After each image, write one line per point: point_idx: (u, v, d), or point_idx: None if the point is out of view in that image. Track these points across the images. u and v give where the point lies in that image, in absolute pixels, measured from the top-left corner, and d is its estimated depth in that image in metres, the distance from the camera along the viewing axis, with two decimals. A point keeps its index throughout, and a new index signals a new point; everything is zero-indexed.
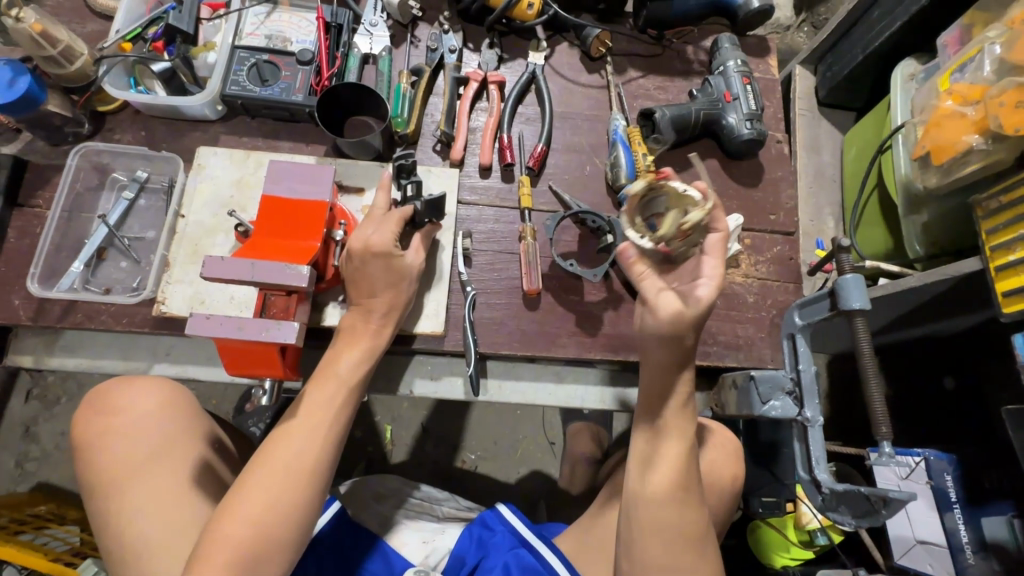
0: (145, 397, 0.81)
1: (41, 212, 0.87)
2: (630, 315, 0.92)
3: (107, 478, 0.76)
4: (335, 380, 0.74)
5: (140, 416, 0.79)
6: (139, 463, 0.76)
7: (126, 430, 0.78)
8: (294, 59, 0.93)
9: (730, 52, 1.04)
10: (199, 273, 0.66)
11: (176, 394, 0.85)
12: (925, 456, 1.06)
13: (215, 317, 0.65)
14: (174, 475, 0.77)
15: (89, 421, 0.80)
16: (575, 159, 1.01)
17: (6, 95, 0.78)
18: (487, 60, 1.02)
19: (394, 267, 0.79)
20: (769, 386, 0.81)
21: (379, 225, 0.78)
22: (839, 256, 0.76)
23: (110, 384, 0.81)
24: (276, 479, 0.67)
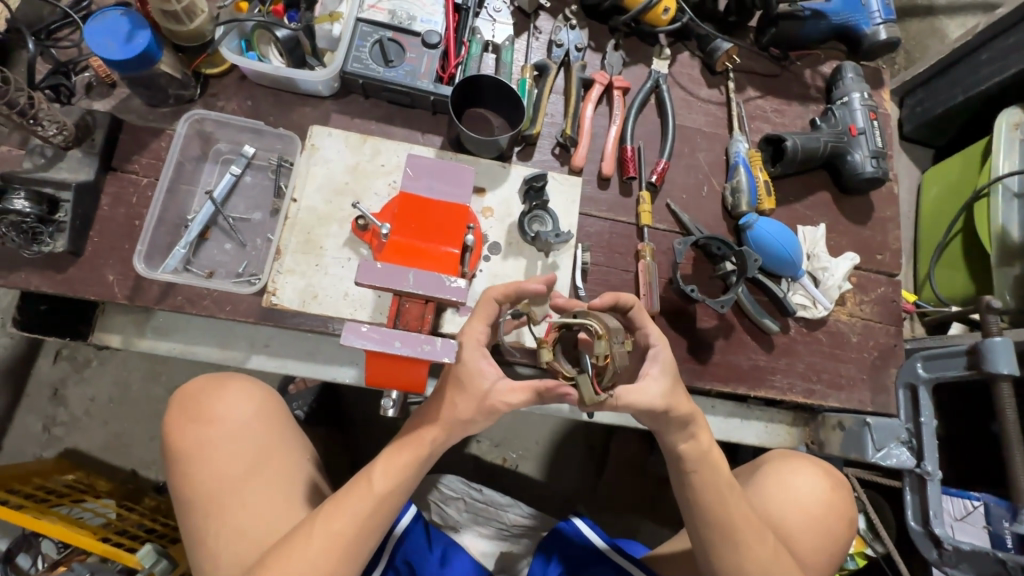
0: (245, 404, 0.80)
1: (138, 179, 0.80)
2: (740, 346, 0.91)
3: (195, 475, 0.76)
4: (366, 496, 0.68)
5: (236, 424, 0.79)
6: (229, 474, 0.75)
7: (222, 434, 0.78)
8: (421, 41, 0.86)
9: (855, 84, 1.01)
10: (355, 278, 0.62)
11: (272, 403, 0.84)
12: (986, 500, 0.93)
13: (371, 327, 0.61)
14: (258, 482, 0.76)
15: (181, 421, 0.79)
16: (692, 177, 0.97)
17: (123, 51, 0.70)
18: (612, 62, 0.97)
19: (475, 375, 0.66)
20: (885, 433, 0.84)
21: (470, 325, 0.69)
22: (987, 318, 0.84)
23: (208, 385, 0.81)
24: (337, 527, 0.66)
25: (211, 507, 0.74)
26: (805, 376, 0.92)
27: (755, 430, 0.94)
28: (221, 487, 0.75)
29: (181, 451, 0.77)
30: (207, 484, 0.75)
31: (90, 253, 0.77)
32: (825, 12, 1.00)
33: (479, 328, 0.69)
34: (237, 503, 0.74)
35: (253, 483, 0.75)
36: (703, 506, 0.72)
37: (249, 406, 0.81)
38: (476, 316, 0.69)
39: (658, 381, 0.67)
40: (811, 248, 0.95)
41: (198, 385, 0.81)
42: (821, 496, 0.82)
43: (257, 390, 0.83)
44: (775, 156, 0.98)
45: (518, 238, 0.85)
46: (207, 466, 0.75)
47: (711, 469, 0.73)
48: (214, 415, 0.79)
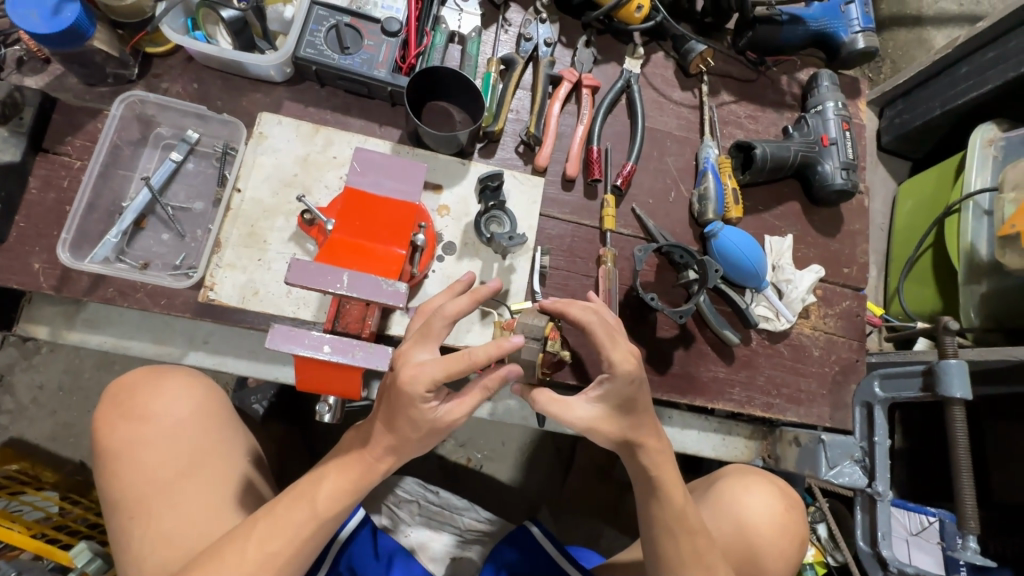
0: (183, 401, 0.75)
1: (70, 162, 0.75)
2: (700, 356, 0.89)
3: (123, 474, 0.71)
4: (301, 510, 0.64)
5: (170, 423, 0.74)
6: (158, 477, 0.71)
7: (154, 434, 0.73)
8: (380, 28, 0.82)
9: (830, 92, 0.99)
10: (283, 278, 0.58)
11: (214, 401, 0.79)
12: (942, 517, 0.91)
13: (299, 332, 0.59)
14: (193, 483, 0.72)
15: (112, 417, 0.74)
16: (660, 182, 0.95)
17: (48, 25, 0.66)
18: (582, 59, 0.94)
19: (425, 416, 0.59)
20: (838, 451, 0.83)
21: (427, 368, 0.57)
22: (943, 337, 0.81)
23: (141, 378, 0.76)
24: (272, 536, 0.63)
25: (137, 510, 0.70)
26: (765, 391, 0.91)
27: (712, 442, 0.92)
28: (148, 489, 0.70)
29: (110, 449, 0.73)
30: (135, 484, 0.71)
31: (15, 239, 0.72)
32: (802, 18, 0.99)
33: (421, 354, 0.58)
34: (167, 505, 0.70)
35: (184, 486, 0.71)
36: (651, 533, 0.69)
37: (187, 404, 0.76)
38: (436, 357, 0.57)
39: (591, 406, 0.64)
40: (776, 259, 0.94)
41: (132, 377, 0.76)
42: (770, 512, 0.81)
43: (199, 387, 0.79)
44: (745, 163, 0.96)
45: (474, 239, 0.82)
46: (136, 465, 0.71)
47: (664, 499, 0.68)
48: (147, 412, 0.74)
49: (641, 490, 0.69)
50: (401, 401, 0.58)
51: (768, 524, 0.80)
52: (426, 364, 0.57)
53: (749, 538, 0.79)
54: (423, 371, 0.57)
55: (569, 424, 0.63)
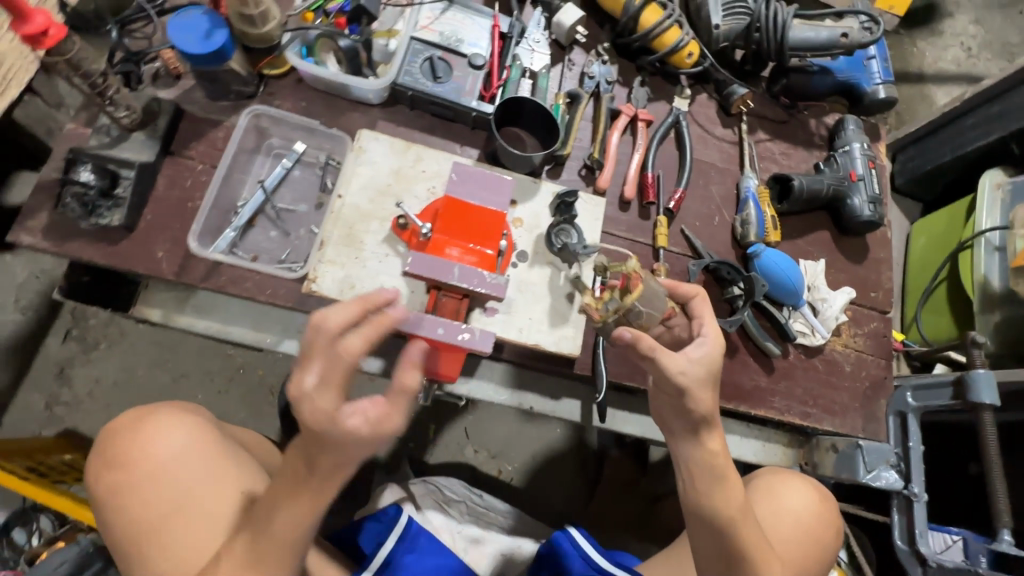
0: (167, 437, 0.78)
1: (194, 165, 0.85)
2: (743, 366, 0.97)
3: (123, 520, 0.74)
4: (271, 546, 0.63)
5: (155, 464, 0.76)
6: (149, 518, 0.73)
7: (141, 475, 0.75)
8: (467, 62, 0.94)
9: (855, 135, 1.11)
10: (407, 269, 0.72)
11: (201, 433, 0.81)
12: (964, 535, 0.97)
13: (421, 315, 0.71)
14: (181, 519, 0.73)
15: (98, 467, 0.77)
16: (706, 207, 1.05)
17: (201, 46, 0.76)
18: (638, 96, 1.05)
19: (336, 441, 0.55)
20: (875, 456, 0.90)
21: (317, 397, 0.54)
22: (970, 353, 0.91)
23: (129, 423, 0.79)
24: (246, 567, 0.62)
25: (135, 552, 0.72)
26: (802, 401, 0.98)
27: (753, 447, 0.99)
28: (143, 530, 0.73)
29: (102, 498, 0.75)
30: (132, 527, 0.73)
31: (142, 229, 0.81)
32: (831, 69, 1.11)
33: (333, 397, 0.55)
34: (162, 544, 0.72)
35: (172, 523, 0.73)
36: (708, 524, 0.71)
37: (174, 440, 0.78)
38: (326, 384, 0.54)
39: (694, 366, 0.67)
40: (812, 280, 1.02)
41: (122, 422, 0.80)
42: (805, 508, 0.87)
43: (184, 422, 0.81)
44: (782, 194, 1.06)
45: (545, 249, 0.91)
46: (132, 507, 0.74)
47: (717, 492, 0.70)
48: (130, 457, 0.76)
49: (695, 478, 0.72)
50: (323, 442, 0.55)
51: (812, 507, 0.87)
52: (313, 393, 0.54)
53: (797, 522, 0.85)
54: (353, 426, 0.55)
55: (675, 377, 0.66)
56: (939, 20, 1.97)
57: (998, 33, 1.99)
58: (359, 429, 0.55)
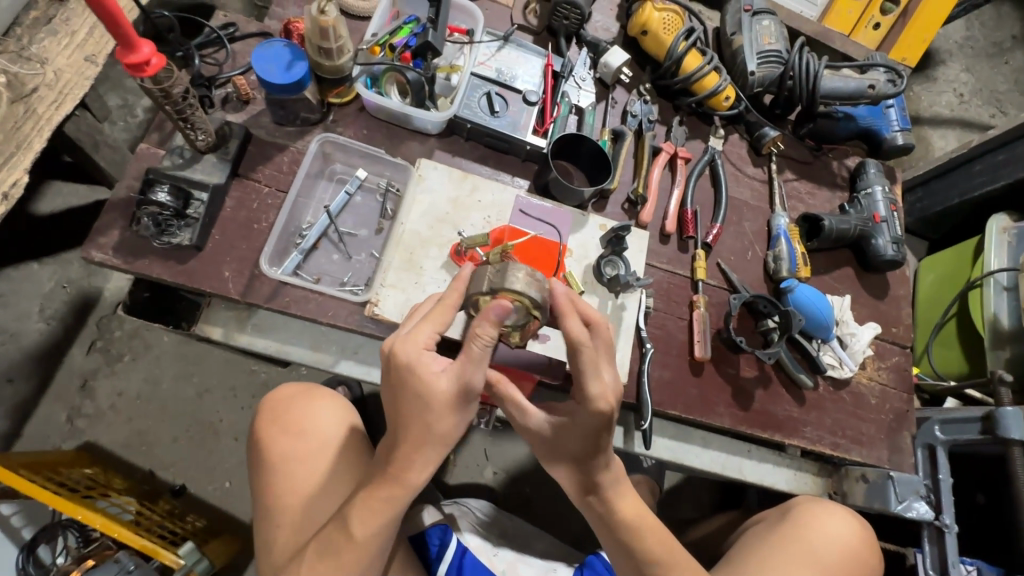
0: (330, 424, 0.84)
1: (260, 187, 0.87)
2: (777, 396, 1.01)
3: (271, 467, 0.81)
4: (350, 548, 0.68)
5: (321, 442, 0.83)
6: (296, 489, 0.79)
7: (306, 450, 0.82)
8: (522, 98, 0.99)
9: (876, 178, 1.17)
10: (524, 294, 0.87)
11: (357, 429, 0.86)
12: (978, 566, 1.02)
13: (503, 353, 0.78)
14: (315, 490, 0.79)
15: (272, 430, 0.83)
16: (740, 242, 1.09)
17: (282, 77, 0.79)
18: (677, 135, 1.11)
19: (425, 382, 0.63)
20: (905, 487, 0.94)
21: (419, 332, 0.65)
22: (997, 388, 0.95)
23: (298, 394, 0.86)
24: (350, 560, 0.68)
25: (273, 513, 0.79)
26: (833, 432, 1.02)
27: (785, 476, 1.03)
28: (289, 488, 0.79)
29: (268, 458, 0.82)
30: (280, 481, 0.80)
31: (210, 249, 0.82)
32: (855, 116, 1.19)
33: (430, 333, 0.65)
34: (294, 506, 0.78)
35: (308, 495, 0.79)
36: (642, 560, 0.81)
37: (338, 425, 0.85)
38: (428, 320, 0.66)
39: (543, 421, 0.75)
40: (841, 314, 1.07)
41: (290, 393, 0.86)
42: (847, 532, 0.91)
43: (347, 413, 0.87)
44: (811, 232, 1.12)
45: (593, 279, 0.95)
46: (286, 465, 0.81)
47: (644, 534, 0.81)
48: (304, 428, 0.83)
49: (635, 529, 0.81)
50: (409, 380, 0.63)
51: (850, 526, 0.92)
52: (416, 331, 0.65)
53: (838, 542, 0.90)
54: (438, 368, 0.64)
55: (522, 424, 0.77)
56: (935, 67, 2.09)
57: (988, 81, 2.11)
58: (441, 379, 0.63)
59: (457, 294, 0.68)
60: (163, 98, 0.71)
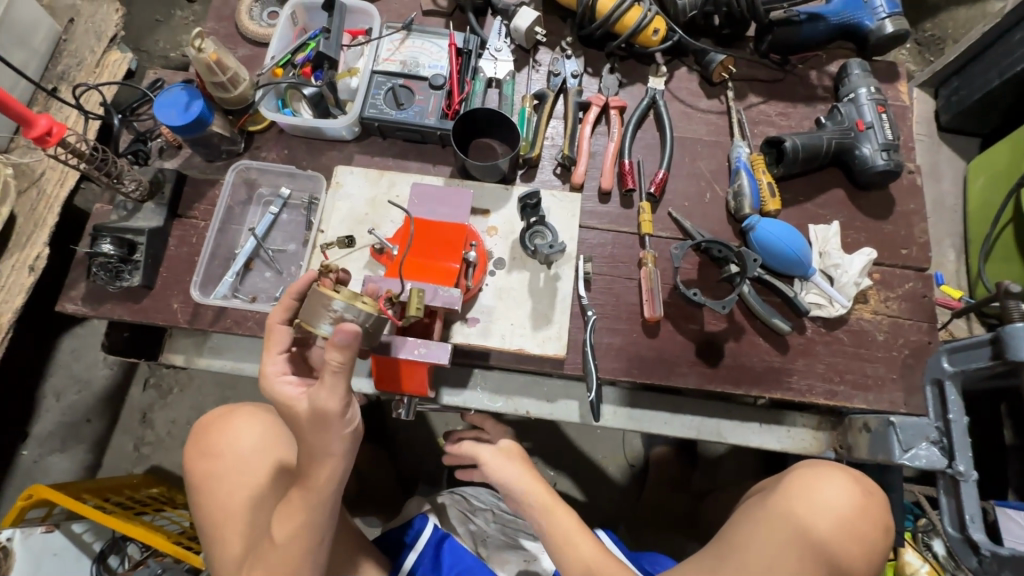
0: (246, 433, 0.92)
1: (197, 223, 0.95)
2: (753, 346, 0.91)
3: (206, 489, 0.90)
4: (276, 550, 0.75)
5: (236, 455, 0.91)
6: (231, 503, 0.87)
7: (225, 464, 0.90)
8: (428, 84, 0.97)
9: (862, 79, 1.00)
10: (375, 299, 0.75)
11: (270, 431, 0.93)
12: None
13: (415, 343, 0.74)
14: (252, 494, 0.88)
15: (196, 454, 0.93)
16: (695, 184, 0.99)
17: (182, 118, 0.86)
18: (608, 85, 1.03)
19: (288, 399, 0.72)
20: (912, 433, 0.81)
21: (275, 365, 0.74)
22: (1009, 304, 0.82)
23: (214, 418, 0.94)
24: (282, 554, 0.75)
25: (217, 529, 0.87)
26: (826, 378, 0.90)
27: (777, 435, 0.92)
28: (226, 505, 0.88)
29: (195, 481, 0.92)
30: (216, 502, 0.88)
31: (160, 285, 0.91)
32: (821, 14, 1.02)
33: (279, 362, 0.74)
34: (234, 519, 0.86)
35: (233, 503, 0.88)
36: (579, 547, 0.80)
37: (255, 436, 0.92)
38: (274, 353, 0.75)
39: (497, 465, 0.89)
40: (823, 246, 0.94)
41: (211, 420, 0.95)
42: (853, 499, 0.82)
43: (257, 420, 0.94)
44: (779, 157, 0.98)
45: (521, 253, 0.91)
46: (218, 484, 0.89)
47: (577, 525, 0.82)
48: (219, 449, 0.92)
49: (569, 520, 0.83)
50: (282, 408, 0.73)
51: (849, 493, 0.83)
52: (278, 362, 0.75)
53: (840, 520, 0.81)
54: (293, 392, 0.72)
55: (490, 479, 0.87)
56: None
57: None
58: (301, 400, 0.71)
59: (284, 312, 0.75)
60: (80, 161, 0.80)
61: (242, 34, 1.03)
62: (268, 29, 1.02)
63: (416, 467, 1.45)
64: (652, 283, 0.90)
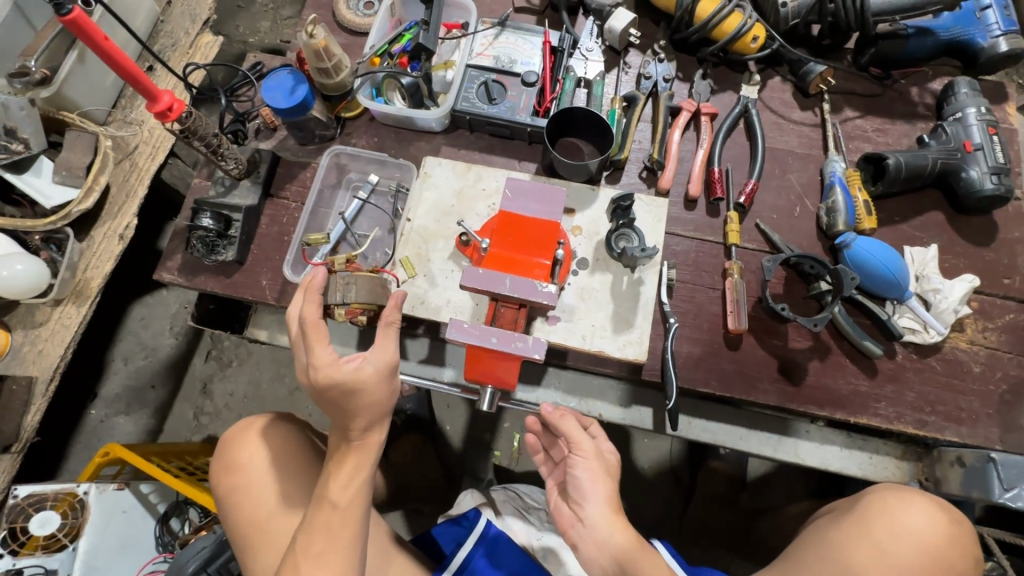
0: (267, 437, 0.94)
1: (288, 204, 0.97)
2: (838, 368, 0.88)
3: (234, 497, 0.90)
4: (336, 514, 0.70)
5: (258, 459, 0.92)
6: (260, 507, 0.88)
7: (250, 471, 0.91)
8: (520, 81, 0.98)
9: (971, 98, 0.95)
10: (462, 284, 0.76)
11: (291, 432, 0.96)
12: None
13: (510, 335, 0.75)
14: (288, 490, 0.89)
15: (217, 468, 0.93)
16: (785, 197, 0.97)
17: (287, 101, 0.89)
18: (700, 91, 1.01)
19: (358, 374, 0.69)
20: (1015, 472, 0.77)
21: (326, 360, 0.69)
22: None
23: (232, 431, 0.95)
24: (338, 519, 0.70)
25: (253, 532, 0.87)
26: (916, 407, 0.86)
27: (857, 460, 0.90)
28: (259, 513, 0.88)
29: (220, 492, 0.91)
30: (248, 511, 0.88)
31: (250, 262, 0.94)
32: (931, 29, 0.97)
33: (331, 350, 0.70)
34: (271, 525, 0.86)
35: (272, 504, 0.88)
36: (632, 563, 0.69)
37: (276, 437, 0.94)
38: (323, 346, 0.69)
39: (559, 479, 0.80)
40: (920, 270, 0.91)
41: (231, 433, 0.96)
42: (940, 525, 0.78)
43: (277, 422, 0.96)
44: (876, 175, 0.95)
45: (605, 255, 0.90)
46: (246, 493, 0.90)
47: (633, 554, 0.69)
48: (240, 458, 0.92)
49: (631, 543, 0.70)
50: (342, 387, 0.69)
51: (937, 518, 0.78)
52: (331, 356, 0.69)
53: (922, 546, 0.76)
54: (357, 365, 0.70)
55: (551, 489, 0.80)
56: None
57: None
58: (364, 366, 0.70)
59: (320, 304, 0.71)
60: (192, 137, 0.84)
61: (339, 23, 1.05)
62: (366, 19, 1.04)
63: (463, 460, 1.46)
64: (738, 295, 0.88)
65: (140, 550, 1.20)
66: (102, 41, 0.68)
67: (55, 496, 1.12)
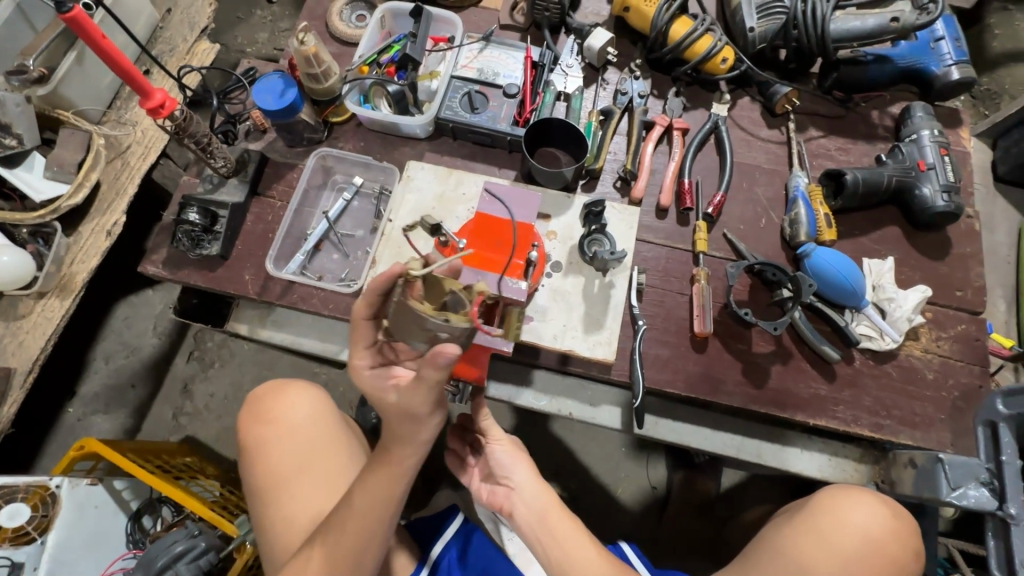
0: (301, 405, 0.95)
1: (274, 202, 1.00)
2: (799, 372, 0.91)
3: (251, 455, 0.91)
4: (351, 517, 0.70)
5: (291, 422, 0.93)
6: (281, 470, 0.89)
7: (278, 432, 0.92)
8: (502, 92, 1.02)
9: (925, 122, 1.02)
10: None
11: (328, 409, 0.96)
12: None
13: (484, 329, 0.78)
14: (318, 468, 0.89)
15: (248, 418, 0.94)
16: (751, 209, 1.02)
17: (277, 103, 0.93)
18: (673, 107, 1.07)
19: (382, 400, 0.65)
20: (961, 472, 0.79)
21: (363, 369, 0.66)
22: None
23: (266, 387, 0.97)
24: (353, 526, 0.70)
25: (265, 494, 0.88)
26: (873, 411, 0.90)
27: (817, 462, 0.93)
28: (277, 474, 0.89)
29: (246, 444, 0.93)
30: (266, 470, 0.90)
31: (234, 257, 0.97)
32: (889, 57, 1.04)
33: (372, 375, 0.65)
34: (287, 493, 0.87)
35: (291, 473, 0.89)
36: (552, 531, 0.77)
37: (306, 408, 0.95)
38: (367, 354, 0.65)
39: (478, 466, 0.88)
40: (876, 280, 0.95)
41: (263, 390, 0.97)
42: (886, 522, 0.80)
43: (313, 394, 0.97)
44: (837, 190, 1.00)
45: (578, 258, 0.94)
46: (272, 449, 0.91)
47: (552, 526, 0.78)
48: (273, 414, 0.94)
49: (552, 510, 0.79)
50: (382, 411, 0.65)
51: (881, 518, 0.80)
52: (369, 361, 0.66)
53: (866, 545, 0.79)
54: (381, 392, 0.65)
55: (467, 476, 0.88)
56: None
57: None
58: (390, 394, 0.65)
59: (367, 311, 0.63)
60: (183, 135, 0.86)
61: (331, 33, 1.10)
62: (357, 30, 1.09)
63: (442, 465, 1.47)
64: (701, 299, 0.92)
65: (111, 546, 1.20)
66: (101, 40, 0.71)
67: (26, 489, 1.11)
